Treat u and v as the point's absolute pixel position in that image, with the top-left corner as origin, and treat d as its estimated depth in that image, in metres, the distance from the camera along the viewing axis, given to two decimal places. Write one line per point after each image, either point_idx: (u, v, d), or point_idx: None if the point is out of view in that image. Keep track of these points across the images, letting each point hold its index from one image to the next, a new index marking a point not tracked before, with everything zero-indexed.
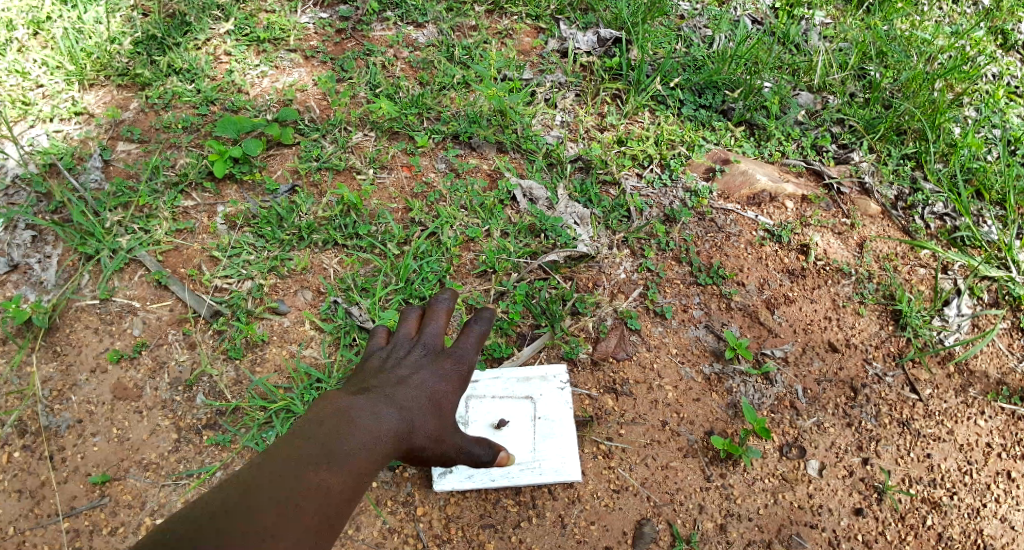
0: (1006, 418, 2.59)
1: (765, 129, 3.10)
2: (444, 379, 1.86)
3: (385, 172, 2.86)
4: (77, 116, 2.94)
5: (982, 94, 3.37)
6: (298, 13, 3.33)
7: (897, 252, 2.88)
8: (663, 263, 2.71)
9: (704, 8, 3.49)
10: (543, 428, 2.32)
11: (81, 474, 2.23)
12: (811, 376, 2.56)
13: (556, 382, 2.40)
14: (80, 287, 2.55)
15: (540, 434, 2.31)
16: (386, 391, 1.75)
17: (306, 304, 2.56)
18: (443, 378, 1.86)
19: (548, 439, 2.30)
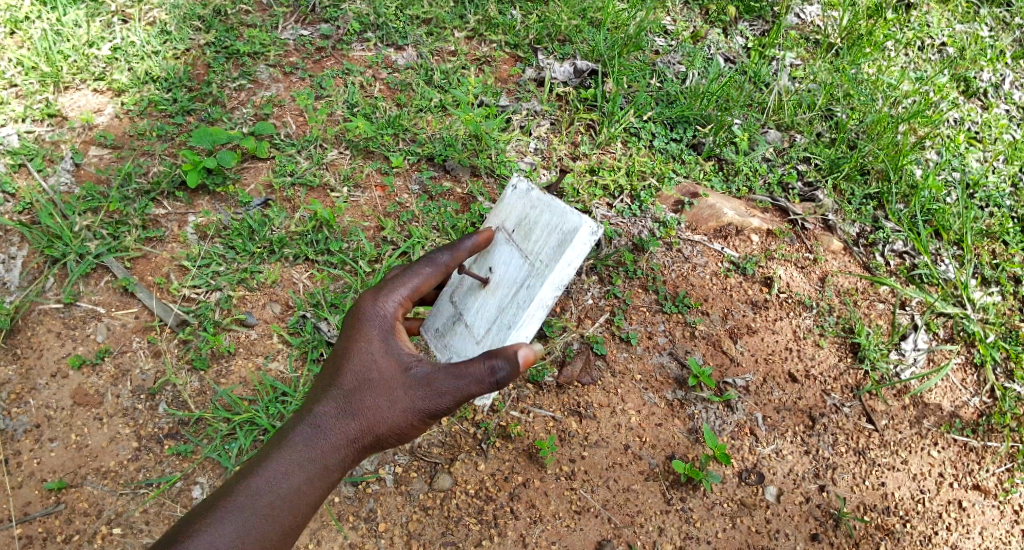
0: (958, 449, 2.70)
1: (733, 164, 3.17)
2: (379, 336, 1.82)
3: (358, 190, 2.88)
4: (50, 118, 2.91)
5: (944, 138, 3.49)
6: (280, 30, 3.35)
7: (857, 288, 2.96)
8: (630, 290, 2.76)
9: (679, 44, 3.57)
10: (519, 234, 1.98)
11: (36, 480, 2.20)
12: (770, 405, 2.62)
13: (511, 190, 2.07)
14: (44, 290, 2.52)
15: (520, 241, 1.96)
16: (329, 380, 1.81)
17: (274, 317, 2.56)
18: (378, 335, 1.83)
19: (530, 234, 1.93)
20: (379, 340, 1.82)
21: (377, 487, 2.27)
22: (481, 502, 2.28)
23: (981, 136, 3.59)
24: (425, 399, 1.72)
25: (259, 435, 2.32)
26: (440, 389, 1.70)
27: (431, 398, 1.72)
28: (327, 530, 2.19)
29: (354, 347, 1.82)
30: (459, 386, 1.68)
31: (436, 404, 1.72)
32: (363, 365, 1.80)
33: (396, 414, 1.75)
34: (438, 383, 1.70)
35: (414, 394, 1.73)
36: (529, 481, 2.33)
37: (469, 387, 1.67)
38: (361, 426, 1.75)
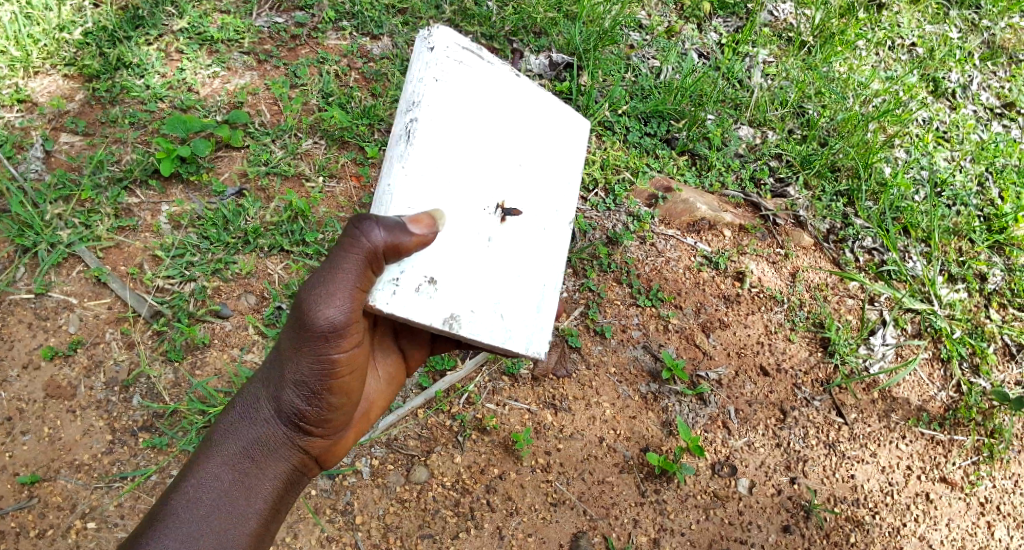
0: (925, 442, 2.77)
1: (706, 159, 3.21)
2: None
3: (334, 180, 2.88)
4: (20, 104, 2.88)
5: (913, 137, 3.57)
6: (253, 16, 3.32)
7: (827, 283, 3.02)
8: (605, 283, 2.79)
9: (654, 39, 3.60)
10: None
11: (8, 474, 2.19)
12: (742, 398, 2.66)
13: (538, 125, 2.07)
14: (15, 280, 2.50)
15: None
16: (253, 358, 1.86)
17: (249, 308, 2.56)
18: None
19: None
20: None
21: (354, 480, 2.28)
22: (457, 494, 2.30)
23: (949, 135, 3.67)
24: (298, 321, 1.66)
25: None
26: (304, 300, 1.63)
27: (303, 316, 1.64)
28: (304, 523, 2.19)
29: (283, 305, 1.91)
30: (318, 289, 1.60)
31: (309, 319, 1.63)
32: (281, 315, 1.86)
33: (290, 350, 1.71)
34: (300, 298, 1.64)
35: (295, 319, 1.68)
36: (505, 474, 2.35)
37: (329, 282, 1.58)
38: (274, 374, 1.77)
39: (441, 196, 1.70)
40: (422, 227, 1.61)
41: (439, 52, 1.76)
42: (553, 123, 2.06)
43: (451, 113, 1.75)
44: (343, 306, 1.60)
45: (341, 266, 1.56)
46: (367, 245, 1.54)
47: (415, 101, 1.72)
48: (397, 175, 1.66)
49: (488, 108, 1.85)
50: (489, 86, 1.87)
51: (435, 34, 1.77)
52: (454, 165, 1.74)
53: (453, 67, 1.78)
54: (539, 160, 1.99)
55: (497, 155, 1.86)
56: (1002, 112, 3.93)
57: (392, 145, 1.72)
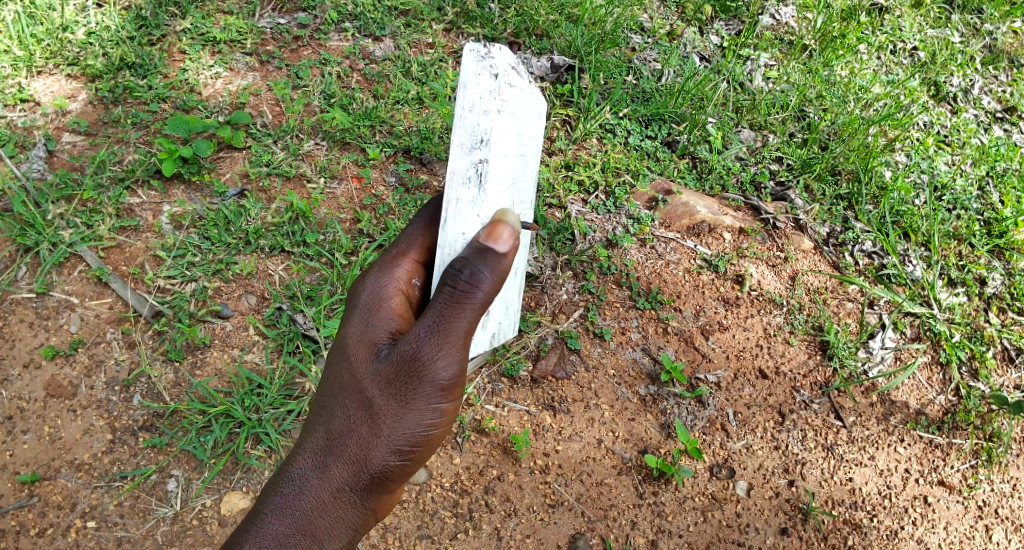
0: (924, 446, 2.78)
1: (707, 162, 3.22)
2: (356, 327, 1.70)
3: (335, 181, 2.89)
4: (23, 103, 2.89)
5: (913, 141, 3.57)
6: (256, 17, 3.32)
7: (827, 286, 3.02)
8: (604, 286, 2.80)
9: (655, 42, 3.60)
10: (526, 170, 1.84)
11: (9, 472, 2.21)
12: (741, 401, 2.67)
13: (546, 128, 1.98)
14: (17, 279, 2.51)
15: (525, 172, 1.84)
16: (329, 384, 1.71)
17: (250, 308, 2.57)
18: (357, 325, 1.70)
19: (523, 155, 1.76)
20: (357, 331, 1.70)
21: None
22: (456, 495, 2.31)
23: (950, 139, 3.68)
24: (404, 379, 1.58)
25: (235, 428, 2.35)
26: (410, 355, 1.56)
27: (414, 376, 1.58)
28: None
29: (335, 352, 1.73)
30: (427, 343, 1.54)
31: (421, 379, 1.57)
32: (343, 366, 1.69)
33: (387, 410, 1.61)
34: (407, 352, 1.56)
35: (394, 375, 1.60)
36: (504, 475, 2.36)
37: (441, 336, 1.53)
38: (359, 436, 1.64)
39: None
40: (507, 243, 1.53)
41: (501, 78, 1.55)
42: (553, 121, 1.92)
43: (511, 148, 1.66)
44: (453, 362, 1.56)
45: (452, 318, 1.52)
46: (478, 299, 1.51)
47: (484, 138, 1.56)
48: (468, 222, 1.61)
49: (527, 130, 1.73)
50: (534, 105, 1.73)
51: (495, 54, 1.53)
52: (504, 201, 1.69)
53: (512, 92, 1.59)
54: (542, 164, 1.91)
55: (524, 178, 1.79)
56: (1003, 116, 3.94)
57: (453, 184, 1.61)
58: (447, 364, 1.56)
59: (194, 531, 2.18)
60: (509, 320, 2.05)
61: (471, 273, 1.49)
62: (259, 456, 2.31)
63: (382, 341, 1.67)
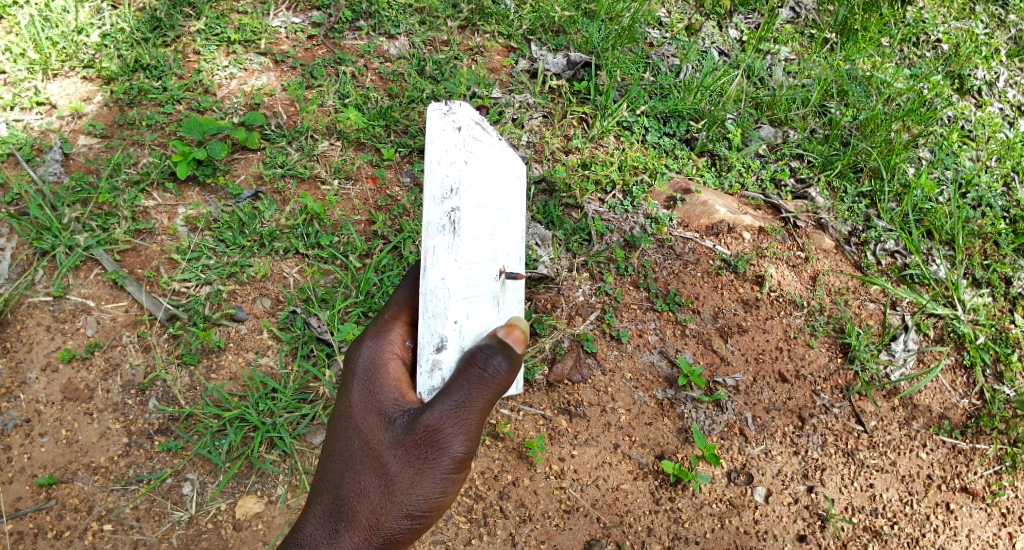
0: (947, 451, 2.71)
1: (726, 159, 3.16)
2: (362, 394, 1.65)
3: (350, 182, 2.87)
4: (39, 106, 2.88)
5: (937, 137, 3.49)
6: (270, 17, 3.28)
7: (848, 286, 2.96)
8: (621, 287, 2.76)
9: (673, 37, 3.54)
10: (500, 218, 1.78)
11: (27, 475, 2.23)
12: (760, 404, 2.62)
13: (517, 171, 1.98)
14: (34, 282, 2.51)
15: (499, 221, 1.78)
16: (337, 453, 1.66)
17: (264, 311, 2.56)
18: (363, 390, 1.65)
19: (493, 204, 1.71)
20: (363, 397, 1.65)
21: None
22: (470, 500, 2.29)
23: (974, 134, 3.60)
24: (422, 447, 1.54)
25: (250, 432, 2.36)
26: (428, 426, 1.51)
27: (430, 444, 1.53)
28: None
29: (341, 417, 1.68)
30: (448, 416, 1.49)
31: (438, 449, 1.53)
32: (351, 431, 1.65)
33: (402, 480, 1.57)
34: (426, 423, 1.51)
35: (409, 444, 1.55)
36: (518, 480, 2.34)
37: (463, 411, 1.48)
38: (373, 505, 1.59)
39: (475, 284, 1.59)
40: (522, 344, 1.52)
41: (464, 131, 1.54)
42: (515, 176, 1.92)
43: (480, 199, 1.62)
44: (474, 435, 1.52)
45: (478, 394, 1.48)
46: (500, 382, 1.49)
47: (454, 187, 1.50)
48: (447, 268, 1.50)
49: (493, 181, 1.72)
50: (497, 160, 1.75)
51: (456, 109, 1.52)
52: (480, 250, 1.62)
53: (473, 143, 1.59)
54: (511, 218, 1.87)
55: (496, 230, 1.74)
56: None
57: (429, 235, 1.50)
58: (466, 436, 1.52)
59: (209, 535, 2.20)
60: None
61: (495, 362, 1.48)
62: (273, 460, 2.32)
63: (390, 407, 1.61)
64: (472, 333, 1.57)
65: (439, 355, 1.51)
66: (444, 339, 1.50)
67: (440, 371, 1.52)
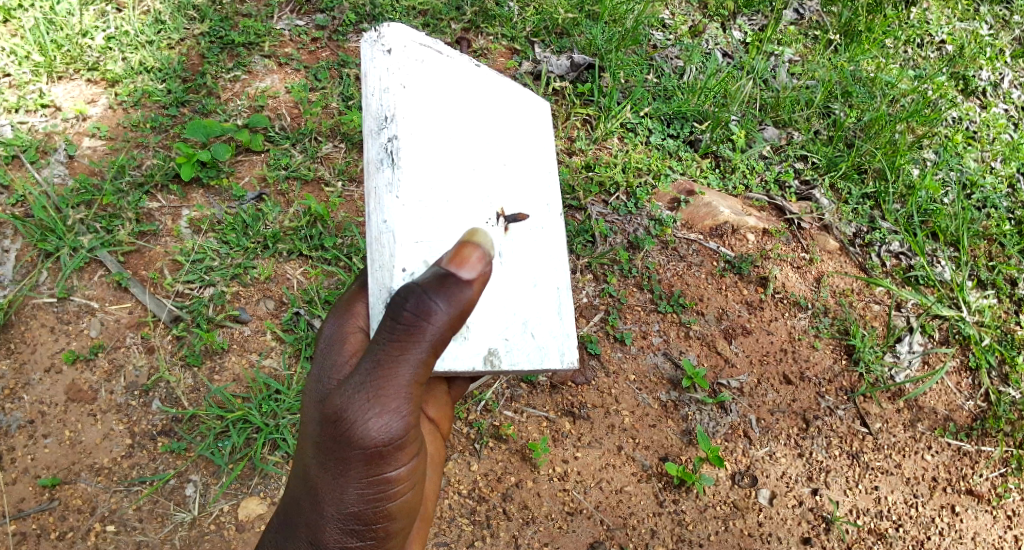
0: (952, 453, 2.70)
1: (730, 161, 3.15)
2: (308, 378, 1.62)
3: (353, 184, 2.87)
4: (44, 109, 2.89)
5: (942, 138, 3.48)
6: (274, 19, 3.28)
7: (853, 288, 2.95)
8: (625, 289, 2.75)
9: (677, 39, 3.53)
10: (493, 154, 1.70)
11: (30, 476, 2.23)
12: (765, 407, 2.61)
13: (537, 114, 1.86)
14: (38, 283, 2.52)
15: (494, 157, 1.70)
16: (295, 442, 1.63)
17: (268, 313, 2.56)
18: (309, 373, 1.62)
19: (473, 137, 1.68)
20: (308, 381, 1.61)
21: None
22: (473, 502, 2.28)
23: (979, 135, 3.59)
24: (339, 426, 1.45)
25: (253, 433, 2.35)
26: (337, 406, 1.43)
27: (341, 436, 1.44)
28: None
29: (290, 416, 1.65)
30: (365, 385, 1.42)
31: (348, 440, 1.43)
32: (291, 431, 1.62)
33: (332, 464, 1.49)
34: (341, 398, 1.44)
35: (323, 438, 1.47)
36: (522, 482, 2.33)
37: (380, 376, 1.41)
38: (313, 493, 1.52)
39: (433, 220, 1.55)
40: (471, 271, 1.39)
41: (395, 54, 1.65)
42: (526, 107, 1.82)
43: (433, 124, 1.63)
44: (392, 407, 1.42)
45: (394, 355, 1.39)
46: (427, 331, 1.36)
47: (388, 116, 1.60)
48: (389, 207, 1.54)
49: (461, 104, 1.69)
50: (457, 84, 1.71)
51: (384, 35, 1.66)
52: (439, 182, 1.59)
53: (413, 67, 1.65)
54: (523, 149, 1.76)
55: (479, 160, 1.67)
56: None
57: (371, 175, 1.60)
58: (384, 420, 1.42)
59: (212, 536, 2.21)
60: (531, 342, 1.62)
61: (415, 305, 1.36)
62: (276, 462, 2.32)
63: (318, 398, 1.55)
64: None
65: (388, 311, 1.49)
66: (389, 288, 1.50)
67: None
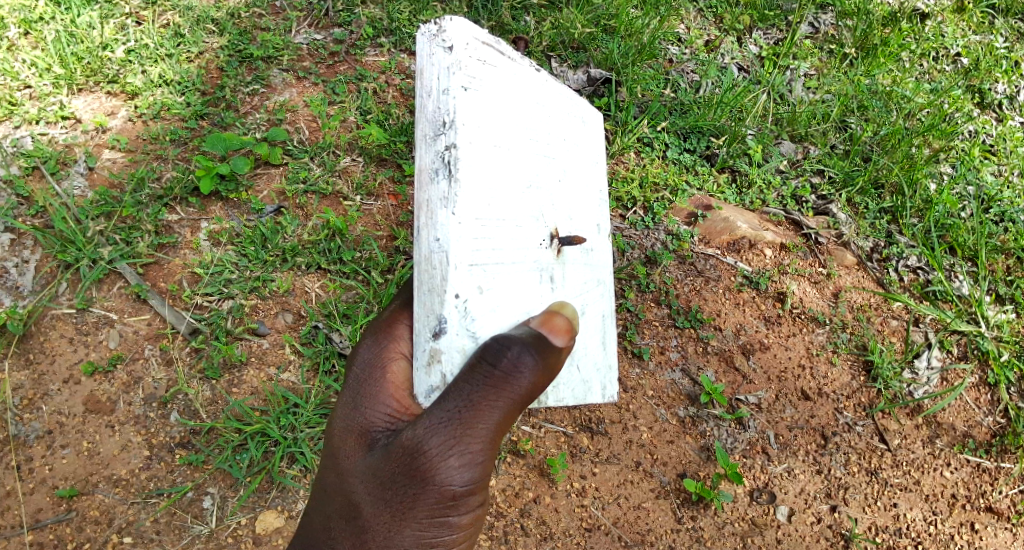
0: (971, 470, 2.68)
1: (747, 175, 3.14)
2: (353, 405, 1.63)
3: (371, 198, 2.89)
4: (64, 120, 2.92)
5: (959, 152, 3.47)
6: (293, 33, 3.30)
7: (871, 303, 2.93)
8: (643, 304, 2.74)
9: (693, 53, 3.53)
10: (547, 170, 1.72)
11: (48, 487, 2.24)
12: (783, 423, 2.60)
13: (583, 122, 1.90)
14: (58, 294, 2.53)
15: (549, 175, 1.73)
16: (334, 467, 1.64)
17: (286, 326, 2.57)
18: (357, 401, 1.62)
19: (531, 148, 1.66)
20: (356, 409, 1.62)
21: None
22: (492, 517, 2.27)
23: (996, 149, 3.57)
24: (411, 465, 1.48)
25: (271, 446, 2.36)
26: (414, 446, 1.46)
27: (417, 472, 1.47)
28: None
29: (330, 437, 1.67)
30: (443, 430, 1.44)
31: (427, 479, 1.47)
32: (338, 455, 1.63)
33: (395, 500, 1.51)
34: (415, 438, 1.47)
35: (393, 471, 1.51)
36: (540, 497, 2.32)
37: (462, 424, 1.43)
38: (367, 525, 1.54)
39: (488, 243, 1.50)
40: (561, 336, 1.51)
41: (457, 52, 1.49)
42: (575, 120, 1.87)
43: (491, 133, 1.52)
44: (470, 455, 1.46)
45: (485, 402, 1.42)
46: (520, 383, 1.43)
47: (446, 121, 1.46)
48: (445, 225, 1.44)
49: (519, 113, 1.64)
50: (513, 91, 1.63)
51: (447, 28, 1.50)
52: (497, 202, 1.52)
53: (478, 68, 1.52)
54: (572, 169, 1.83)
55: (536, 175, 1.67)
56: None
57: (423, 186, 1.48)
58: (464, 465, 1.47)
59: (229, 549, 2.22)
60: (577, 379, 1.77)
61: (515, 355, 1.42)
62: (294, 475, 2.33)
63: (381, 426, 1.59)
64: (484, 307, 1.48)
65: (436, 341, 1.44)
66: (443, 318, 1.43)
67: (439, 365, 1.45)
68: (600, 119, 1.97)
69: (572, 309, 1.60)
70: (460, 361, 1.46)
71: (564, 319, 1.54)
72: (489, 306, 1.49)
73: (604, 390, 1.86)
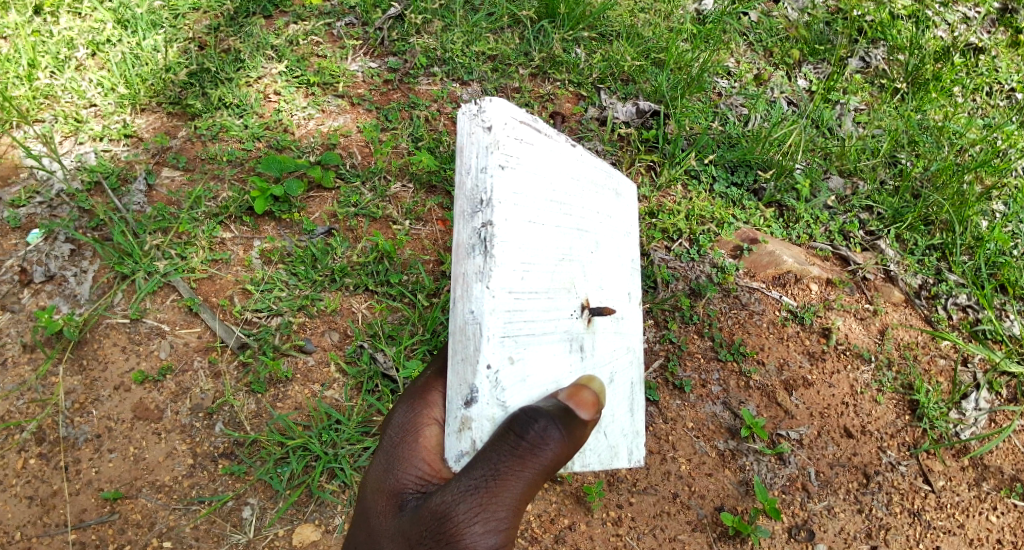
0: (1018, 515, 2.58)
1: (794, 210, 3.13)
2: (386, 467, 1.67)
3: (420, 223, 2.95)
4: (127, 138, 3.04)
5: (1012, 189, 3.39)
6: (349, 61, 3.38)
7: (918, 341, 2.88)
8: (685, 335, 2.74)
9: (741, 87, 3.53)
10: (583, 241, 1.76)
11: (93, 488, 2.31)
12: (824, 460, 2.56)
13: (618, 193, 1.96)
14: (113, 304, 2.62)
15: (585, 247, 1.77)
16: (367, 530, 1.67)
17: (333, 345, 2.63)
18: (389, 464, 1.66)
19: (569, 221, 1.70)
20: (387, 473, 1.66)
21: None
22: (526, 542, 2.27)
23: None
24: (438, 530, 1.48)
25: (312, 461, 2.41)
26: (441, 510, 1.47)
27: (444, 536, 1.47)
28: None
29: (365, 499, 1.71)
30: (469, 496, 1.45)
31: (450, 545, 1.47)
32: (371, 516, 1.67)
33: None
34: (441, 504, 1.48)
35: (419, 534, 1.52)
36: (575, 524, 2.32)
37: (487, 492, 1.44)
38: None
39: (524, 318, 1.52)
40: (590, 409, 1.50)
41: (496, 131, 1.52)
42: (611, 193, 1.92)
43: (527, 209, 1.56)
44: (496, 522, 1.46)
45: (511, 472, 1.42)
46: (547, 454, 1.43)
47: (485, 199, 1.49)
48: (480, 299, 1.46)
49: (556, 187, 1.67)
50: (552, 167, 1.67)
51: (487, 109, 1.53)
52: (533, 276, 1.55)
53: (515, 147, 1.55)
54: (606, 241, 1.87)
55: (572, 247, 1.71)
56: None
57: (461, 259, 1.51)
58: (489, 532, 1.46)
59: None
60: (606, 445, 1.79)
61: (542, 428, 1.43)
62: (333, 490, 2.37)
63: (411, 489, 1.60)
64: (514, 377, 1.49)
65: (468, 409, 1.46)
66: (474, 389, 1.45)
67: (469, 432, 1.46)
68: (634, 191, 2.02)
69: (600, 383, 1.59)
70: (490, 429, 1.47)
71: (594, 391, 1.54)
72: (519, 376, 1.51)
73: (631, 454, 1.90)
